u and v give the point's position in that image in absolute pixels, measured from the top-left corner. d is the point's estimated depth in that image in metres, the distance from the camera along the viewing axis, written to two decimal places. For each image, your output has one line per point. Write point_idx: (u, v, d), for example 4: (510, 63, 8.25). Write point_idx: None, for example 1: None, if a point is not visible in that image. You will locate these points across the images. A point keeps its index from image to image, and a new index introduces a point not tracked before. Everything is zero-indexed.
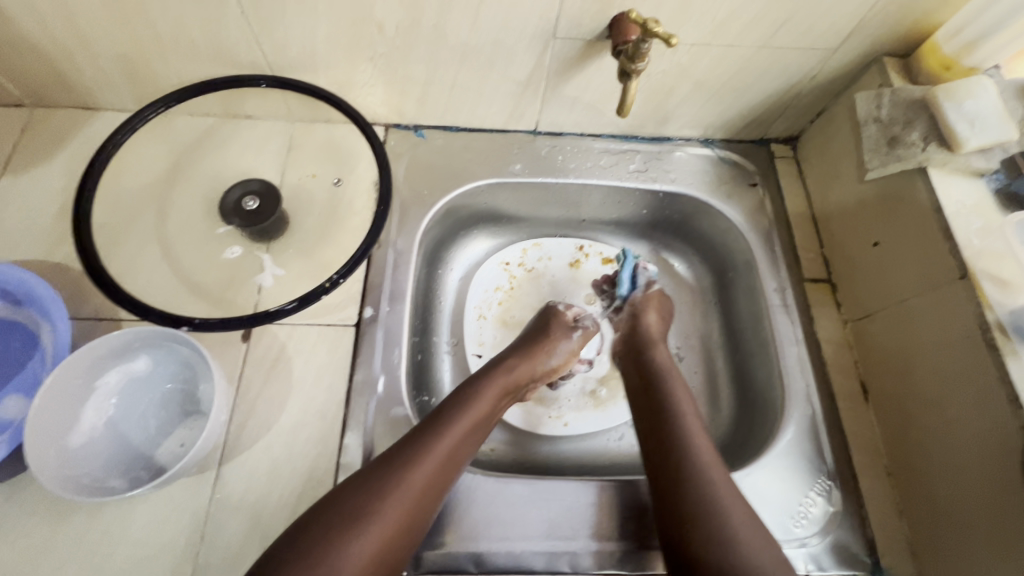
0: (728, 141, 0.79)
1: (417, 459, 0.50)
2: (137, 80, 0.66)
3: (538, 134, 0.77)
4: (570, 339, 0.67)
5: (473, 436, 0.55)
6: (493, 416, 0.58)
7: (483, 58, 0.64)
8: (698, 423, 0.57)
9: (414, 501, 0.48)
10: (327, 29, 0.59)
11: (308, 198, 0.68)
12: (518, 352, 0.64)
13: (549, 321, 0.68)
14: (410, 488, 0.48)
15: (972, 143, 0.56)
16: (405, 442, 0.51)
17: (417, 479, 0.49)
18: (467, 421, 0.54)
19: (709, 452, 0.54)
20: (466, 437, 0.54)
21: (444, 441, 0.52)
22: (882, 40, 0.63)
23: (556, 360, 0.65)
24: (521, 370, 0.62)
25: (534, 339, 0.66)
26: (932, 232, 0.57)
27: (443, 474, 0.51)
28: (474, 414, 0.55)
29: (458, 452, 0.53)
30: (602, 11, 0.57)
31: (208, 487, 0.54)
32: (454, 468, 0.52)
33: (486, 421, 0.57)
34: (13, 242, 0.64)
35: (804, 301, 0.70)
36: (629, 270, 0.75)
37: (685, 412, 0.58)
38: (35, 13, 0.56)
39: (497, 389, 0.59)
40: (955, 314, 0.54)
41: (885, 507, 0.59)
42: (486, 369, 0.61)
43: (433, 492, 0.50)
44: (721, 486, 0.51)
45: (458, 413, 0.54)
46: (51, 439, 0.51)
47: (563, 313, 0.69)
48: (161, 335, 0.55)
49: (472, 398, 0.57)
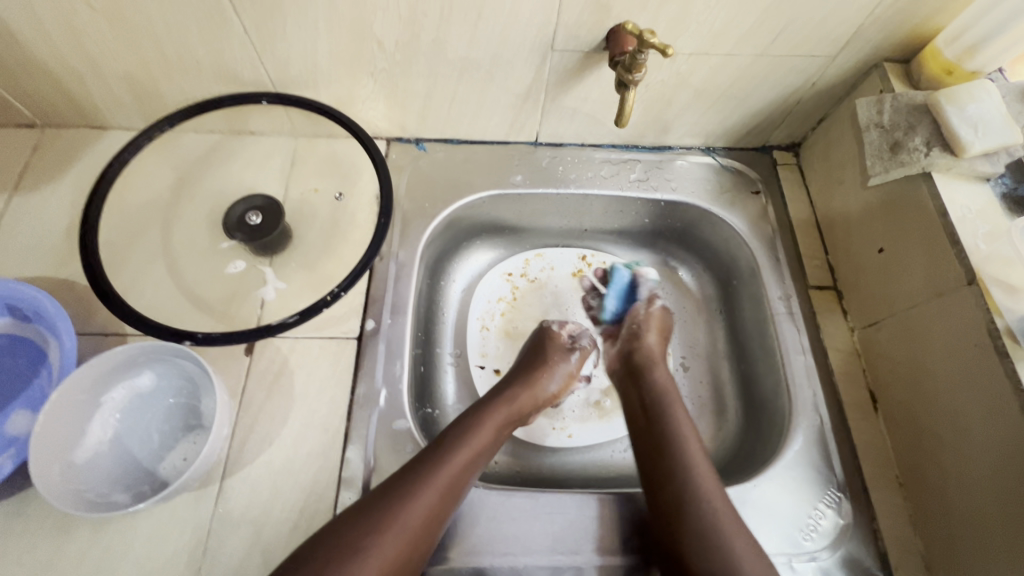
0: (730, 150, 0.79)
1: (416, 490, 0.49)
2: (144, 100, 0.68)
3: (539, 145, 0.77)
4: (569, 362, 0.67)
5: (475, 465, 0.54)
6: (496, 445, 0.58)
7: (482, 71, 0.64)
8: (699, 452, 0.55)
9: (413, 533, 0.48)
10: (327, 46, 0.60)
11: (311, 212, 0.69)
12: (520, 379, 0.64)
13: (546, 342, 0.68)
14: (411, 518, 0.48)
15: (976, 147, 0.55)
16: (404, 473, 0.51)
17: (418, 508, 0.49)
18: (468, 450, 0.54)
19: (715, 485, 0.53)
20: (467, 468, 0.53)
21: (445, 472, 0.51)
22: (882, 47, 0.63)
23: (556, 385, 0.65)
24: (524, 398, 0.62)
25: (534, 364, 0.65)
26: (937, 237, 0.56)
27: (444, 505, 0.50)
28: (476, 443, 0.55)
29: (460, 484, 0.52)
30: (600, 22, 0.58)
31: (210, 502, 0.54)
32: (457, 496, 0.52)
33: (489, 449, 0.56)
34: (24, 258, 0.65)
35: (810, 309, 0.69)
36: (620, 285, 0.79)
37: (690, 445, 0.56)
38: (46, 37, 0.58)
39: (499, 418, 0.59)
40: (964, 322, 0.53)
41: (897, 519, 0.58)
42: (488, 398, 0.61)
43: (434, 524, 0.49)
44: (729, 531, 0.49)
45: (459, 442, 0.54)
46: (57, 454, 0.51)
47: (557, 333, 0.70)
48: (165, 350, 0.56)
49: (474, 427, 0.57)
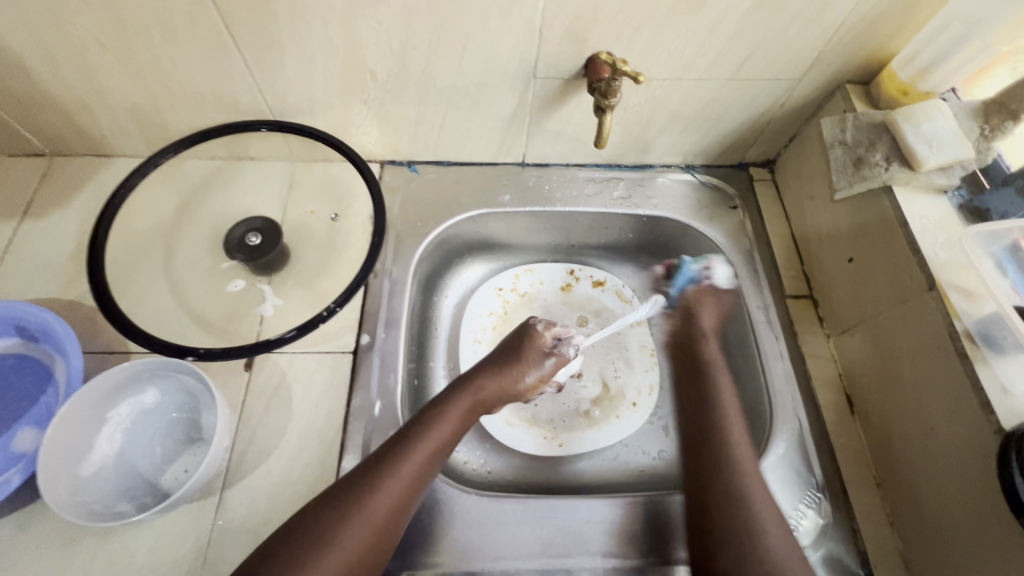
0: (709, 166, 0.83)
1: (379, 486, 0.51)
2: (148, 129, 0.71)
3: (526, 165, 0.81)
4: (542, 365, 0.67)
5: (436, 460, 0.56)
6: (456, 437, 0.59)
7: (469, 97, 0.68)
8: (738, 422, 0.61)
9: (375, 527, 0.50)
10: (323, 77, 0.64)
11: (308, 234, 0.72)
12: (488, 369, 0.65)
13: (525, 340, 0.68)
14: (374, 512, 0.50)
15: (931, 162, 0.59)
16: (367, 467, 0.53)
17: (380, 503, 0.51)
18: (426, 447, 0.55)
19: (746, 448, 0.58)
20: (423, 464, 0.54)
21: (406, 466, 0.53)
22: (844, 70, 0.67)
23: (529, 382, 0.66)
24: (491, 390, 0.63)
25: (509, 356, 0.66)
26: (900, 247, 0.59)
27: (406, 498, 0.52)
28: (434, 438, 0.56)
29: (418, 482, 0.54)
30: (578, 52, 0.62)
31: (211, 512, 0.55)
32: (417, 490, 0.54)
33: (448, 444, 0.58)
34: (32, 281, 0.68)
35: (788, 317, 0.72)
36: (685, 276, 0.78)
37: (730, 420, 0.61)
38: (58, 72, 0.62)
39: (459, 411, 0.60)
40: (927, 326, 0.56)
41: (875, 518, 0.60)
42: (448, 391, 0.62)
43: (394, 520, 0.51)
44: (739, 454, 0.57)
45: (416, 439, 0.55)
46: (63, 468, 0.53)
47: (540, 335, 0.69)
48: (167, 365, 0.58)
49: (431, 421, 0.58)
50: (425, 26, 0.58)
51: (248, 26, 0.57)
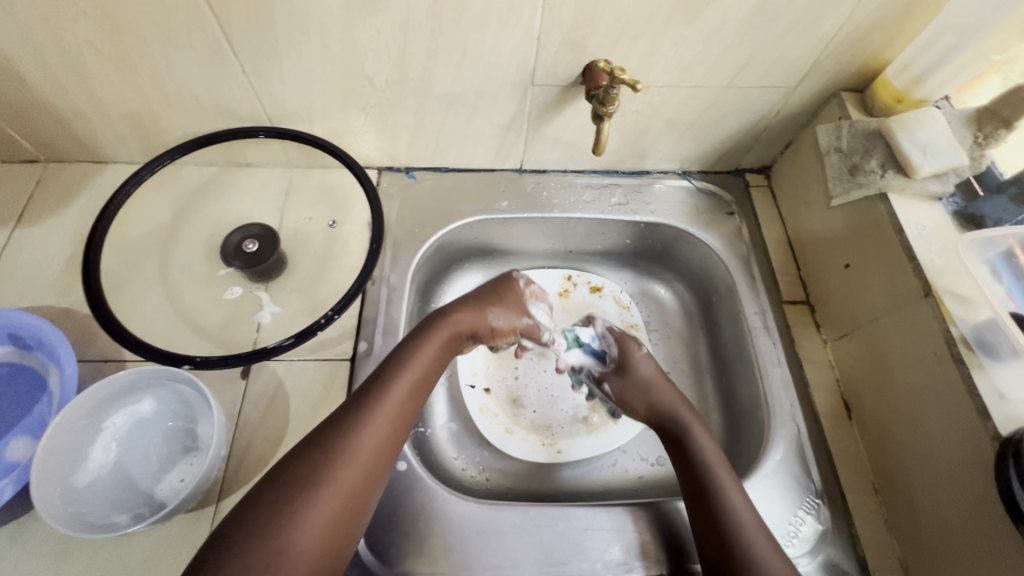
0: (705, 173, 0.84)
1: (367, 417, 0.52)
2: (144, 136, 0.71)
3: (523, 171, 0.81)
4: (516, 312, 0.67)
5: (420, 391, 0.57)
6: (437, 368, 0.60)
7: (467, 104, 0.68)
8: (713, 449, 0.59)
9: (368, 457, 0.50)
10: (321, 84, 0.64)
11: (305, 240, 0.72)
12: (466, 305, 0.65)
13: (502, 284, 0.68)
14: (365, 443, 0.50)
15: (925, 169, 0.60)
16: (354, 400, 0.53)
17: (370, 435, 0.51)
18: (411, 376, 0.56)
19: (730, 476, 0.56)
20: (407, 390, 0.55)
21: (392, 395, 0.54)
22: (839, 78, 0.68)
23: (501, 322, 0.66)
24: (466, 325, 0.63)
25: (485, 295, 0.66)
26: (897, 253, 0.60)
27: (395, 430, 0.53)
28: (418, 365, 0.57)
29: (405, 411, 0.55)
30: (576, 59, 0.62)
31: (207, 523, 0.55)
32: (406, 418, 0.55)
33: (430, 373, 0.59)
34: (25, 289, 0.67)
35: (785, 323, 0.73)
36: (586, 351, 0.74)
37: (708, 452, 0.58)
38: (53, 78, 0.61)
39: (438, 343, 0.60)
40: (923, 330, 0.56)
41: (873, 523, 0.60)
42: (427, 322, 0.62)
43: (386, 449, 0.52)
44: (738, 509, 0.53)
45: (401, 367, 0.56)
46: (58, 478, 0.53)
47: (518, 285, 0.68)
48: (162, 374, 0.58)
49: (412, 351, 0.58)
50: (423, 34, 0.58)
51: (246, 33, 0.57)
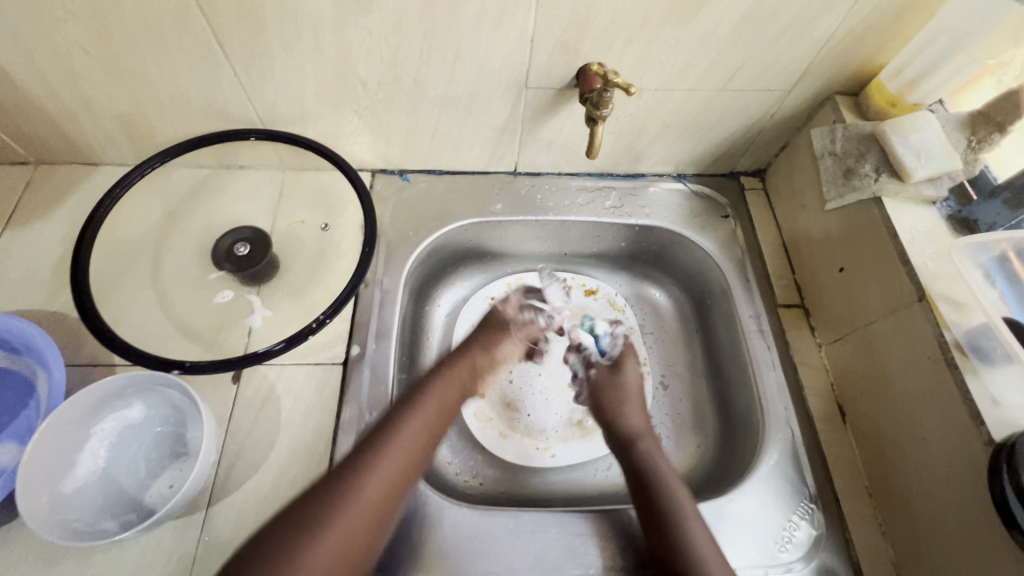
0: (700, 176, 0.84)
1: (377, 458, 0.53)
2: (135, 137, 0.70)
3: (518, 174, 0.81)
4: (514, 334, 0.71)
5: (431, 436, 0.58)
6: (445, 413, 0.61)
7: (461, 107, 0.68)
8: (671, 474, 0.60)
9: (377, 498, 0.51)
10: (313, 86, 0.63)
11: (298, 243, 0.71)
12: (466, 349, 0.67)
13: (494, 320, 0.71)
14: (375, 485, 0.52)
15: (919, 173, 0.60)
16: (365, 441, 0.55)
17: (379, 477, 0.52)
18: (421, 419, 0.58)
19: (688, 501, 0.57)
20: (418, 437, 0.57)
21: (401, 439, 0.56)
22: (833, 81, 0.68)
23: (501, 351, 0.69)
24: (463, 368, 0.65)
25: (481, 336, 0.69)
26: (890, 257, 0.60)
27: (405, 473, 0.54)
28: (428, 409, 0.59)
29: (417, 454, 0.56)
30: (570, 62, 0.62)
31: (196, 529, 0.54)
32: (417, 463, 0.56)
33: (440, 417, 0.60)
34: (14, 292, 0.66)
35: (779, 326, 0.72)
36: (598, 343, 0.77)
37: (667, 477, 0.60)
38: (42, 80, 0.61)
39: (442, 389, 0.62)
40: (918, 335, 0.56)
41: (868, 528, 0.60)
42: (438, 368, 0.65)
43: (396, 491, 0.53)
44: (698, 538, 0.53)
45: (411, 410, 0.58)
46: (45, 485, 0.52)
47: (506, 310, 0.72)
48: (152, 379, 0.57)
49: (421, 398, 0.60)
50: (416, 36, 0.58)
51: (237, 35, 0.56)
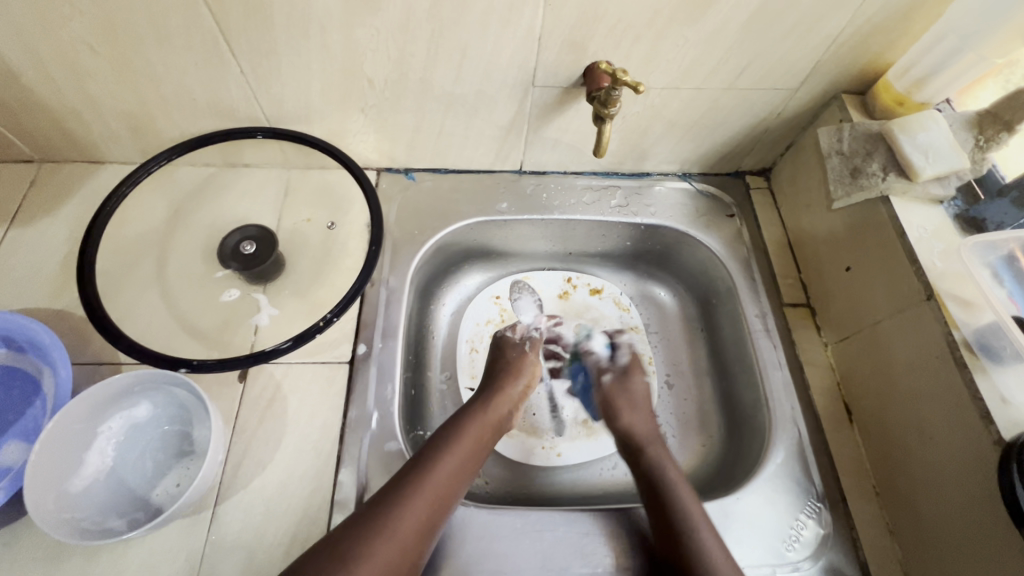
0: (705, 175, 0.83)
1: (406, 500, 0.51)
2: (141, 136, 0.70)
3: (523, 173, 0.81)
4: (528, 358, 0.71)
5: (463, 477, 0.56)
6: (479, 454, 0.59)
7: (467, 105, 0.68)
8: (682, 480, 0.59)
9: (403, 541, 0.49)
10: (320, 84, 0.63)
11: (303, 241, 0.71)
12: (492, 384, 0.67)
13: (512, 354, 0.71)
14: (402, 527, 0.50)
15: (928, 172, 0.60)
16: (394, 482, 0.53)
17: (409, 519, 0.50)
18: (454, 458, 0.56)
19: (698, 509, 0.56)
20: (450, 478, 0.55)
21: (433, 481, 0.53)
22: (840, 80, 0.68)
23: (525, 382, 0.68)
24: (494, 404, 0.64)
25: (506, 369, 0.69)
26: (898, 256, 0.60)
27: (434, 515, 0.52)
28: (459, 452, 0.57)
29: (447, 496, 0.54)
30: (577, 61, 0.62)
31: (203, 528, 0.54)
32: (446, 505, 0.53)
33: (472, 457, 0.58)
34: (19, 290, 0.66)
35: (785, 325, 0.72)
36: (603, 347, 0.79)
37: (677, 484, 0.58)
38: (48, 77, 0.60)
39: (474, 429, 0.60)
40: (926, 334, 0.56)
41: (875, 527, 0.60)
42: (467, 409, 0.63)
43: (425, 536, 0.51)
44: (711, 550, 0.53)
45: (442, 453, 0.56)
46: (52, 483, 0.52)
47: (511, 337, 0.74)
48: (159, 377, 0.57)
49: (454, 437, 0.58)
50: (424, 34, 0.58)
51: (244, 33, 0.56)
